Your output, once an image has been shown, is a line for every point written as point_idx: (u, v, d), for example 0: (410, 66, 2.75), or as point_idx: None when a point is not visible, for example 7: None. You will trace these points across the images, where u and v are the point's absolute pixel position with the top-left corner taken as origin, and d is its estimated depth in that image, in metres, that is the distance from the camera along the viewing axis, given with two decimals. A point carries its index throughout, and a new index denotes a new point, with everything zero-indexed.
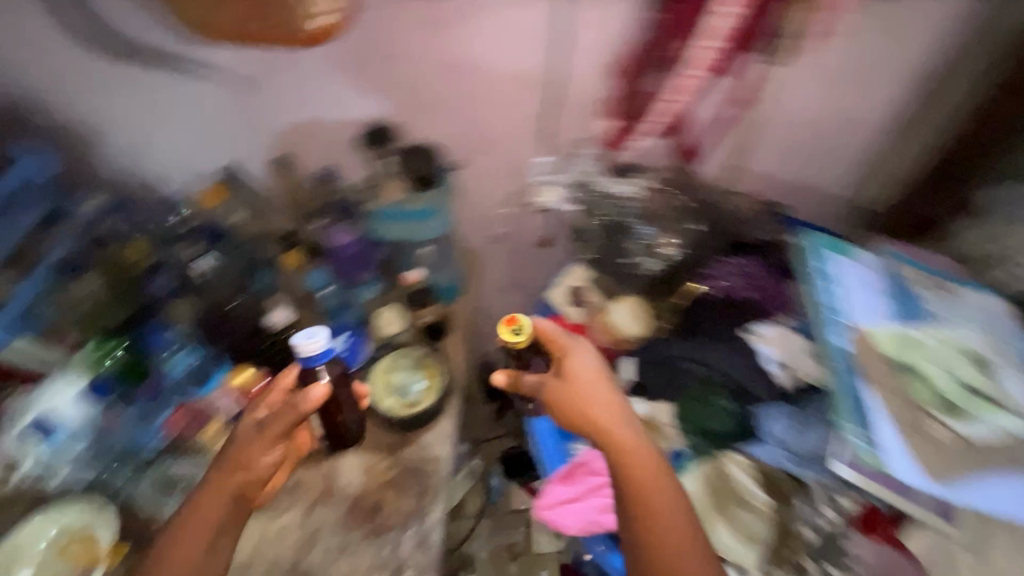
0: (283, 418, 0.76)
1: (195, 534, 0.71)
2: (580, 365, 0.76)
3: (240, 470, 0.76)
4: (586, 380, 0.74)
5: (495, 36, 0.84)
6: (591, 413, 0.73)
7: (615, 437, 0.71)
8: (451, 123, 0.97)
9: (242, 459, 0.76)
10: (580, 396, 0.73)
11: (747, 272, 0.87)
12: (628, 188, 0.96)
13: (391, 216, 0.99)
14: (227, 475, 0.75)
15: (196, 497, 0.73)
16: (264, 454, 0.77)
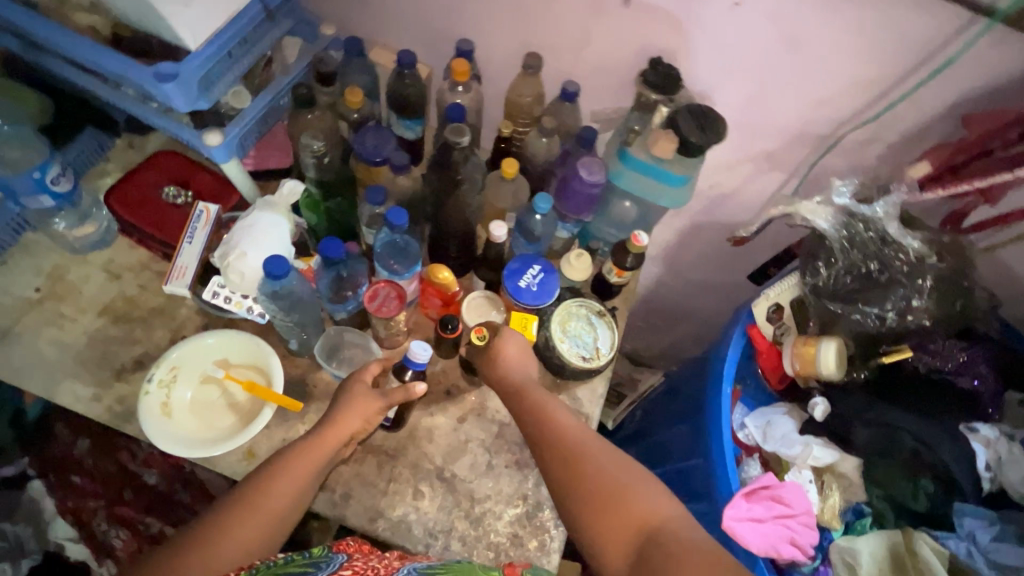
0: (396, 396, 0.76)
1: (301, 469, 0.71)
2: (519, 344, 0.84)
3: (357, 416, 0.75)
4: (508, 348, 0.83)
5: (858, 30, 0.74)
6: (517, 397, 0.79)
7: (552, 425, 0.73)
8: (737, 94, 0.87)
9: (358, 412, 0.75)
10: (496, 359, 0.83)
11: (970, 359, 0.85)
12: (914, 244, 0.81)
13: (649, 171, 0.87)
14: (351, 418, 0.74)
15: (311, 436, 0.73)
16: (361, 413, 0.75)
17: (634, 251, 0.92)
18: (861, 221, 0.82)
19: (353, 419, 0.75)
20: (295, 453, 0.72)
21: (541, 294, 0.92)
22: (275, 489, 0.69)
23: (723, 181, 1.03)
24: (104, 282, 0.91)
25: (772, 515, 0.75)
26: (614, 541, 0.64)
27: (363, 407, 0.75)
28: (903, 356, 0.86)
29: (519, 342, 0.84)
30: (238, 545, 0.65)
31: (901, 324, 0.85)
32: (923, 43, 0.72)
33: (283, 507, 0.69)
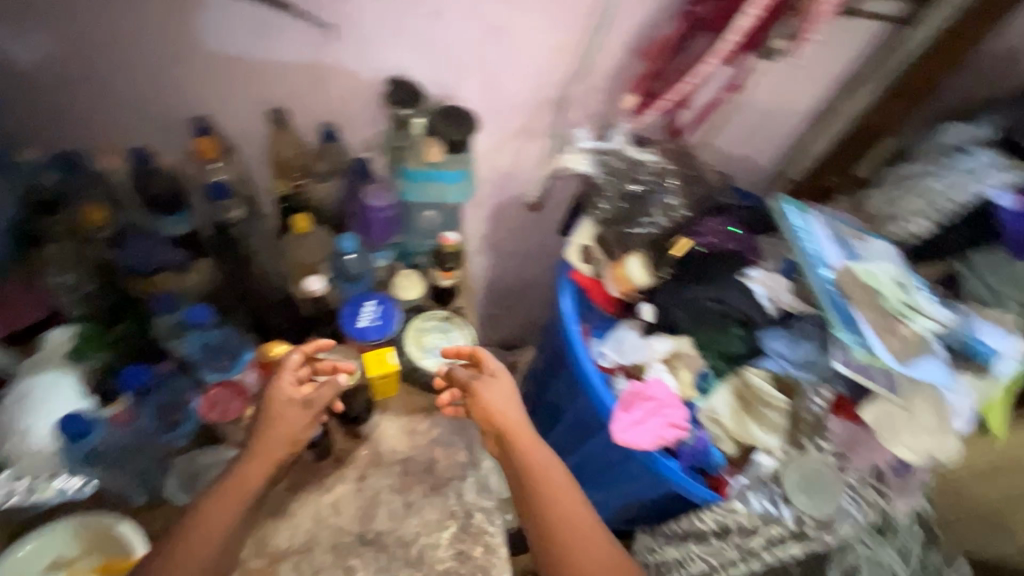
0: (323, 397, 0.79)
1: (240, 479, 0.73)
2: (504, 389, 0.87)
3: (272, 431, 0.75)
4: (498, 390, 0.85)
5: (536, 9, 0.87)
6: (520, 444, 0.84)
7: (549, 509, 0.80)
8: (473, 86, 0.98)
9: (289, 418, 0.76)
10: (496, 403, 0.85)
11: (726, 228, 1.07)
12: (649, 157, 1.02)
13: (428, 177, 0.93)
14: (287, 421, 0.76)
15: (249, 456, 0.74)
16: (297, 419, 0.77)
17: (451, 251, 0.99)
18: (613, 155, 1.01)
19: (291, 423, 0.76)
20: (238, 474, 0.74)
21: (385, 323, 0.91)
22: (215, 513, 0.71)
23: (500, 163, 1.13)
24: None
25: (646, 412, 0.88)
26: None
27: (294, 411, 0.76)
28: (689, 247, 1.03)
29: (505, 377, 0.88)
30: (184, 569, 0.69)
31: (673, 222, 1.05)
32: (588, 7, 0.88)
33: (229, 522, 0.72)
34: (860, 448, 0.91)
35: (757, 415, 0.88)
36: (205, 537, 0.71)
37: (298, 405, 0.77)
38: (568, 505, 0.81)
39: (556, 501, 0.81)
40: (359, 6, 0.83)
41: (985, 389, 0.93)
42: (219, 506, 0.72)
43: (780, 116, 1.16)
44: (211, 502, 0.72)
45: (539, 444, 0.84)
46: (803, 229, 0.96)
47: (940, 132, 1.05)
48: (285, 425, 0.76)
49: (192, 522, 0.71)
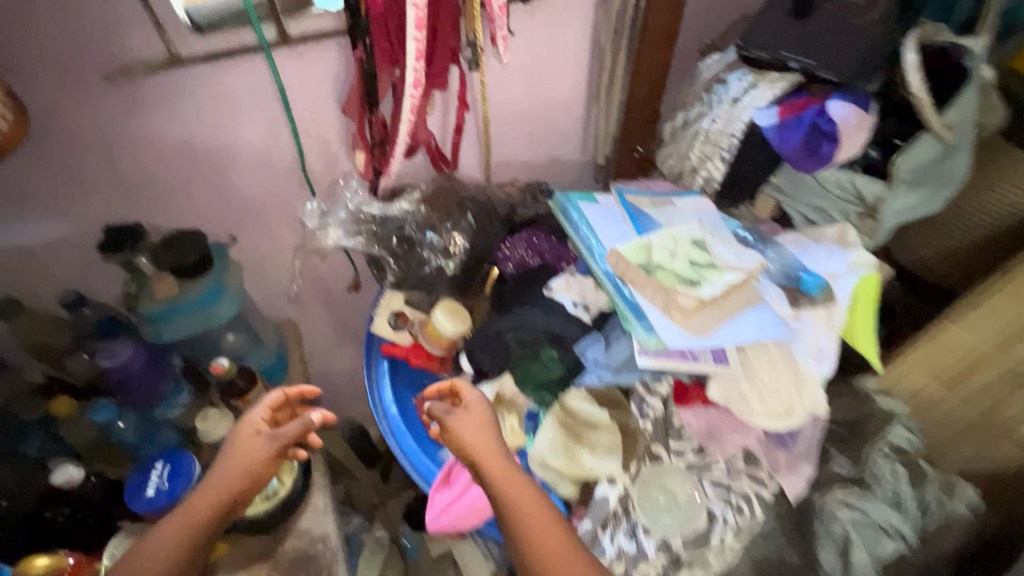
0: (289, 432, 0.77)
1: (194, 505, 0.71)
2: (484, 420, 0.71)
3: (231, 461, 0.74)
4: (472, 421, 0.71)
5: (211, 110, 0.82)
6: (493, 472, 0.66)
7: (522, 522, 0.63)
8: (202, 201, 0.92)
9: (245, 452, 0.75)
10: (468, 432, 0.70)
11: (530, 241, 0.98)
12: (400, 206, 0.93)
13: (173, 314, 0.87)
14: (245, 453, 0.74)
15: (210, 477, 0.73)
16: (258, 447, 0.75)
17: (231, 375, 0.89)
18: (360, 217, 0.91)
19: (246, 459, 0.74)
20: (191, 501, 0.71)
21: (176, 483, 0.83)
22: (161, 537, 0.68)
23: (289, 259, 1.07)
24: None
25: (466, 483, 0.78)
26: None
27: (256, 444, 0.75)
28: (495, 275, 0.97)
29: (486, 412, 0.72)
30: None
31: (457, 258, 0.94)
32: (264, 89, 0.83)
33: (175, 553, 0.68)
34: (721, 436, 0.78)
35: (585, 442, 0.77)
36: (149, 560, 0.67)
37: (259, 441, 0.76)
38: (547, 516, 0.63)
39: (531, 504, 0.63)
40: (22, 177, 0.78)
41: (836, 320, 0.82)
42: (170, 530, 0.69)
43: (550, 109, 1.10)
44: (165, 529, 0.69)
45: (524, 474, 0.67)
46: (580, 222, 0.87)
47: (700, 69, 0.97)
48: (246, 461, 0.74)
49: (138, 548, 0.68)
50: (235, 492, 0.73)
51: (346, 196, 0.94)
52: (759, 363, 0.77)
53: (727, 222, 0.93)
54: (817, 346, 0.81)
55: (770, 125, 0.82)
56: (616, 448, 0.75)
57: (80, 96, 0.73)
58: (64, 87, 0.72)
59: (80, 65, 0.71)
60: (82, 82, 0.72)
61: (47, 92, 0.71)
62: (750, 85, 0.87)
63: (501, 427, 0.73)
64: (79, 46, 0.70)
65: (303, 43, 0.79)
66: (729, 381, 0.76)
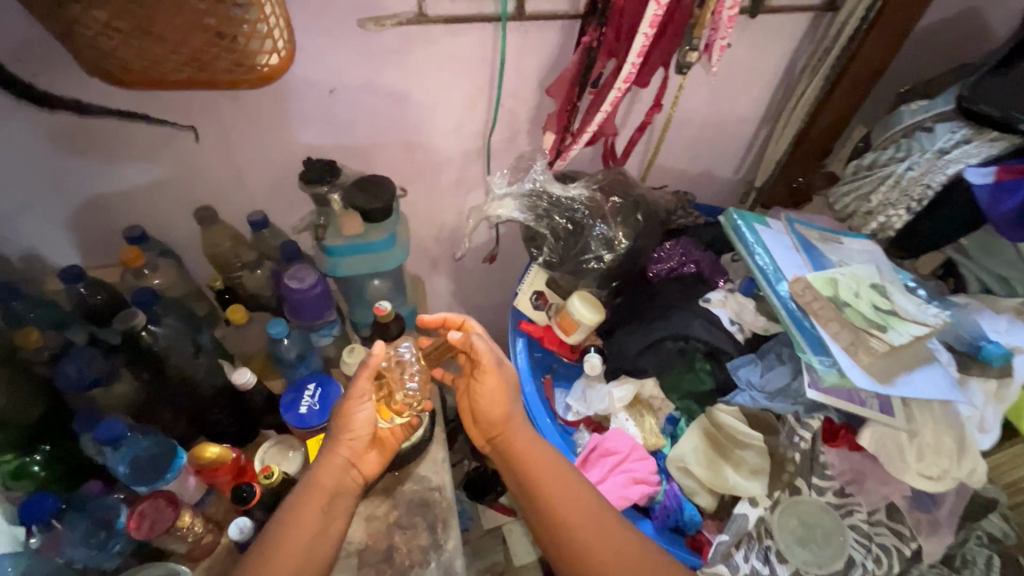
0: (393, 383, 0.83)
1: (318, 500, 0.72)
2: (500, 385, 0.75)
3: (340, 450, 0.76)
4: (487, 383, 0.75)
5: (429, 69, 0.86)
6: (504, 422, 0.75)
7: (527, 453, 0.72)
8: (389, 150, 0.97)
9: (348, 418, 0.78)
10: (491, 393, 0.75)
11: (683, 249, 1.00)
12: (577, 191, 0.94)
13: (350, 251, 0.92)
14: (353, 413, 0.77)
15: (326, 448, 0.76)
16: (362, 412, 0.78)
17: (387, 321, 0.94)
18: (541, 194, 0.93)
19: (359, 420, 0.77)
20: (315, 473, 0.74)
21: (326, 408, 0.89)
22: (316, 494, 0.73)
23: (439, 219, 1.11)
24: None
25: (606, 471, 0.80)
26: (571, 516, 0.68)
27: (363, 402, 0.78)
28: (592, 298, 0.96)
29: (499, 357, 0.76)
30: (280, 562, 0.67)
31: (615, 253, 0.95)
32: (482, 58, 0.86)
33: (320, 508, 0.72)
34: (864, 484, 0.78)
35: (731, 459, 0.77)
36: (303, 531, 0.70)
37: (365, 401, 0.78)
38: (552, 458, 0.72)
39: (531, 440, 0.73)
40: (255, 100, 0.84)
41: (1008, 394, 0.79)
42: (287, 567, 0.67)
43: (723, 124, 1.10)
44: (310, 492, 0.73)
45: (536, 438, 0.75)
46: (756, 242, 0.87)
47: (899, 113, 0.95)
48: (356, 415, 0.77)
49: (297, 512, 0.71)
50: (355, 461, 0.77)
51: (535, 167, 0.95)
52: (924, 422, 0.76)
53: (896, 272, 0.92)
54: (983, 418, 0.79)
55: (983, 185, 0.80)
56: (763, 470, 0.76)
57: (328, 36, 0.79)
58: (319, 27, 0.77)
59: (341, 8, 0.76)
60: (336, 24, 0.78)
61: (301, 28, 0.77)
62: (962, 140, 0.84)
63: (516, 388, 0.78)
64: None
65: (534, 21, 0.82)
66: (891, 432, 0.76)
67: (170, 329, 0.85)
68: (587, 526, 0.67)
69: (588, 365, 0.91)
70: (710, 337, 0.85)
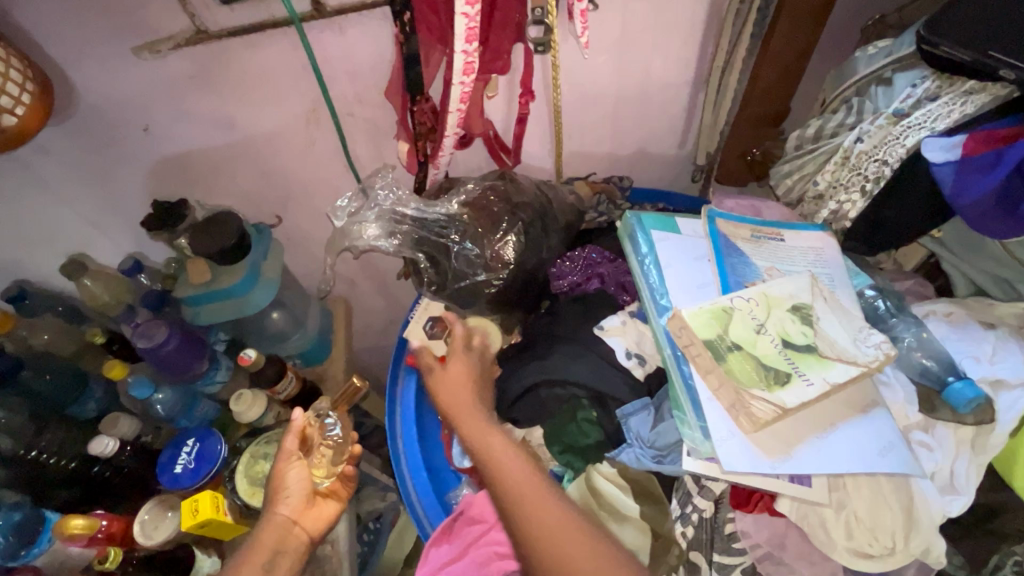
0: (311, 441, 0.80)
1: (255, 562, 0.66)
2: (467, 373, 0.74)
3: (279, 508, 0.71)
4: (449, 372, 0.73)
5: (245, 88, 0.74)
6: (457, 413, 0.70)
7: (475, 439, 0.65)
8: (243, 177, 0.87)
9: (282, 482, 0.73)
10: (447, 388, 0.72)
11: (590, 261, 0.83)
12: (442, 209, 0.81)
13: (208, 298, 0.86)
14: (290, 471, 0.74)
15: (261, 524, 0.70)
16: (297, 472, 0.74)
17: (258, 367, 0.88)
18: (399, 217, 0.80)
19: (297, 482, 0.74)
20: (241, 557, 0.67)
21: (200, 466, 0.84)
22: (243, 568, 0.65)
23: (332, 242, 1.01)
24: None
25: (468, 542, 0.70)
26: (528, 502, 0.57)
27: (296, 463, 0.75)
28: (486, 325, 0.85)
29: (468, 358, 0.75)
30: None
31: (501, 274, 0.81)
32: (301, 67, 0.73)
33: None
34: (784, 561, 0.62)
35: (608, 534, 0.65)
36: None
37: (297, 469, 0.75)
38: (506, 446, 0.63)
39: (473, 426, 0.67)
40: (72, 150, 0.77)
41: (993, 445, 0.59)
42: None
43: (644, 95, 0.89)
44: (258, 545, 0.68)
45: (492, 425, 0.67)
46: (650, 256, 0.70)
47: (854, 60, 0.71)
48: (289, 480, 0.74)
49: None
50: (296, 517, 0.72)
51: (382, 186, 0.80)
52: (858, 492, 0.58)
53: (852, 276, 0.71)
54: (956, 476, 0.59)
55: (946, 164, 0.57)
56: (642, 550, 0.63)
57: (113, 71, 0.69)
58: (96, 61, 0.68)
59: (109, 37, 0.66)
60: (112, 58, 0.68)
61: (78, 67, 0.68)
62: (926, 96, 0.62)
63: (484, 390, 0.73)
64: (108, 17, 0.64)
65: (343, 15, 0.67)
66: (812, 507, 0.59)
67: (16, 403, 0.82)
68: (545, 522, 0.56)
69: None
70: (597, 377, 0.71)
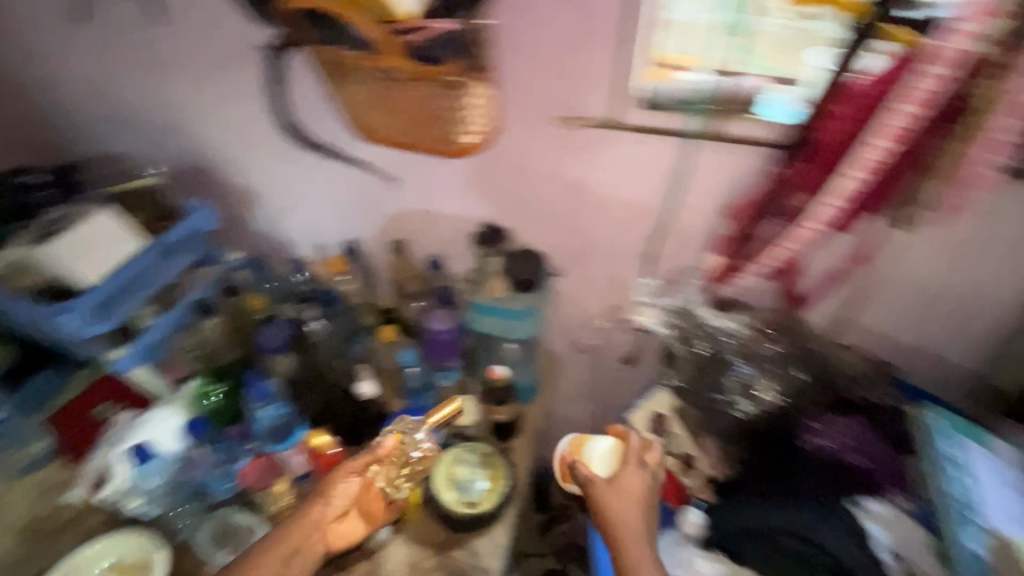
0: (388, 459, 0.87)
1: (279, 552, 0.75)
2: (634, 492, 0.76)
3: (313, 512, 0.80)
4: (625, 489, 0.76)
5: (611, 168, 0.89)
6: (622, 530, 0.73)
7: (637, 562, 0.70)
8: (555, 230, 1.01)
9: (328, 487, 0.82)
10: (615, 499, 0.75)
11: (859, 436, 0.79)
12: (729, 325, 0.88)
13: (489, 311, 1.00)
14: (343, 481, 0.83)
15: (290, 522, 0.78)
16: (342, 485, 0.83)
17: (497, 384, 0.98)
18: (686, 314, 0.90)
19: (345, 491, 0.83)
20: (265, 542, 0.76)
21: (420, 443, 0.92)
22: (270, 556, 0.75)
23: (587, 308, 1.10)
24: (33, 499, 0.99)
25: None
26: None
27: (344, 476, 0.83)
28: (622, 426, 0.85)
29: (644, 476, 0.78)
30: None
31: (751, 402, 0.88)
32: (666, 168, 0.86)
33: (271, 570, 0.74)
34: None
35: None
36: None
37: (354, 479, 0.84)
38: None
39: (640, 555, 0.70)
40: (457, 169, 0.98)
41: None
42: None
43: (960, 300, 0.87)
44: (289, 541, 0.77)
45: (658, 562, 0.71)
46: (954, 463, 0.75)
47: None
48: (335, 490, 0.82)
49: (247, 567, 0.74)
50: (322, 525, 0.81)
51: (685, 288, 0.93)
52: None
53: None
54: None
55: None
56: None
57: (528, 127, 0.88)
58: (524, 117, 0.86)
59: (547, 105, 0.84)
60: (537, 119, 0.86)
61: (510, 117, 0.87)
62: None
63: (655, 510, 0.76)
64: (557, 93, 0.83)
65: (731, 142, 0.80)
66: None
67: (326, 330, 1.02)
68: None
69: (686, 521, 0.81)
70: (842, 545, 0.71)
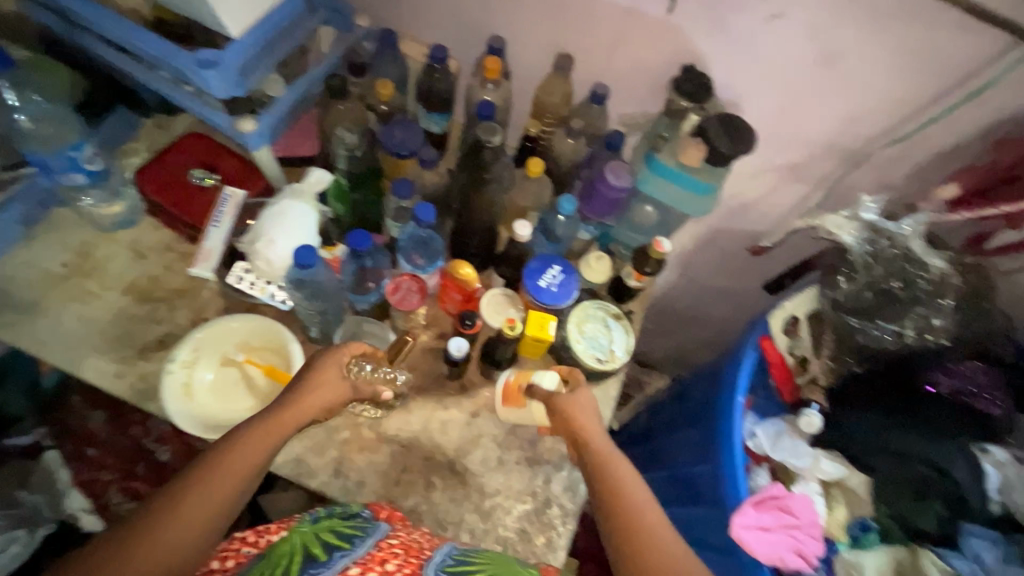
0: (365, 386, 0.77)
1: (226, 476, 0.65)
2: (586, 403, 0.79)
3: (278, 411, 0.71)
4: (577, 408, 0.78)
5: (896, 47, 0.73)
6: (603, 462, 0.74)
7: (621, 488, 0.71)
8: (769, 101, 0.85)
9: (311, 392, 0.72)
10: (579, 417, 0.77)
11: (987, 379, 0.88)
12: (936, 263, 0.84)
13: (672, 178, 0.89)
14: (323, 385, 0.73)
15: (248, 425, 0.69)
16: (325, 387, 0.73)
17: (656, 257, 0.92)
18: (893, 239, 0.84)
19: (314, 401, 0.72)
20: (223, 459, 0.66)
21: (561, 295, 0.87)
22: (223, 474, 0.65)
23: (749, 191, 0.99)
24: (130, 261, 0.90)
25: (782, 526, 0.81)
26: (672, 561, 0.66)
27: (325, 384, 0.73)
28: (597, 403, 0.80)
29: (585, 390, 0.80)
30: (177, 532, 0.61)
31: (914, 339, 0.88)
32: (960, 67, 0.72)
33: (229, 492, 0.65)
34: None
35: None
36: (206, 505, 0.64)
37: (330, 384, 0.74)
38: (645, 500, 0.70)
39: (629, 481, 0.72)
40: None
41: None
42: (179, 524, 0.62)
43: None
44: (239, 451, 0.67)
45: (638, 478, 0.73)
46: None
47: None
48: (315, 395, 0.72)
49: (196, 489, 0.64)
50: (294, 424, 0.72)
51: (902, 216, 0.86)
52: None
53: None
54: None
55: None
56: None
57: None
58: None
59: None
60: None
61: None
62: None
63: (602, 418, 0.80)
64: None
65: None
66: None
67: (505, 161, 0.89)
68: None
69: (805, 421, 0.91)
70: (952, 469, 0.84)
